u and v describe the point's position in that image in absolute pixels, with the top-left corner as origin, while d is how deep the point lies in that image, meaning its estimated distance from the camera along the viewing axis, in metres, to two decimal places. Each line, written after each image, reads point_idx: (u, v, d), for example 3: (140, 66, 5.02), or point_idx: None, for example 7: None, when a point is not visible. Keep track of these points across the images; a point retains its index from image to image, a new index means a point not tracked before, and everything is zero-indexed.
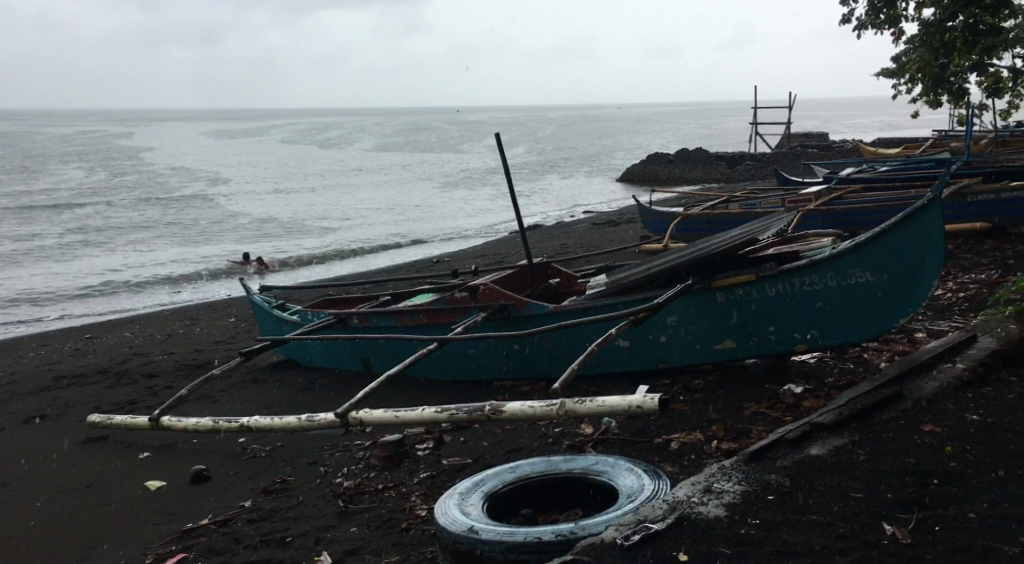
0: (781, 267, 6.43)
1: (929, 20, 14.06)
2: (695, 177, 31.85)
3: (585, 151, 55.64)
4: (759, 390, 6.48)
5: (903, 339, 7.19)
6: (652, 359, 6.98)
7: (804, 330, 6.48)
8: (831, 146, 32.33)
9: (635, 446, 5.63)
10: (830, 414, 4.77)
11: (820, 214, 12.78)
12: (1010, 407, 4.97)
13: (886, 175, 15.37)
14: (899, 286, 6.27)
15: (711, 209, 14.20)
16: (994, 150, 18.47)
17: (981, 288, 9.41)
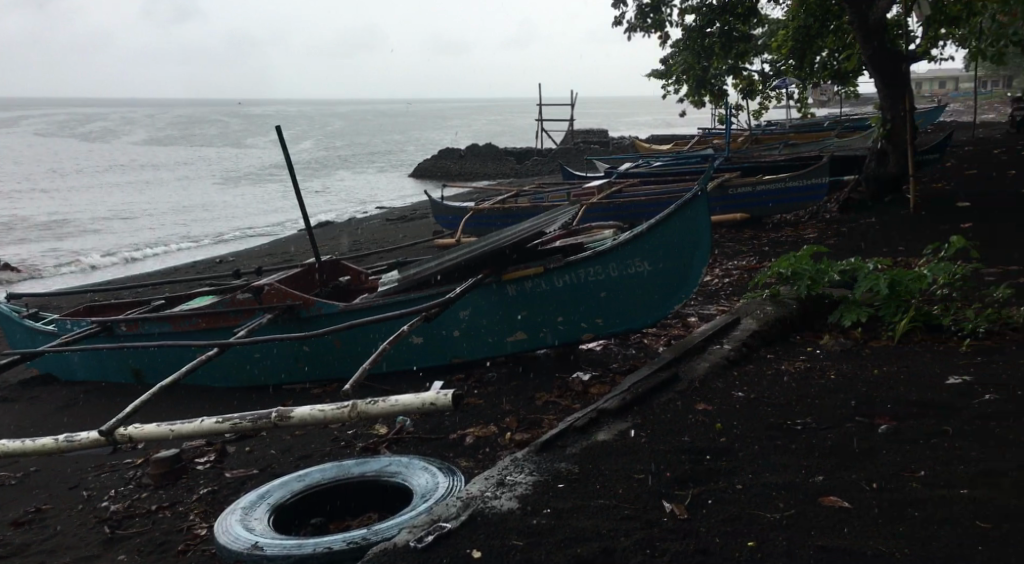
0: (567, 260, 6.61)
1: (689, 26, 15.21)
2: (485, 172, 32.41)
3: (376, 146, 55.11)
4: (548, 379, 6.63)
5: (678, 323, 7.64)
6: (446, 354, 6.97)
7: (590, 319, 6.71)
8: (611, 142, 33.98)
9: (430, 443, 5.59)
10: (614, 400, 4.96)
11: (602, 206, 13.36)
12: (771, 383, 5.39)
13: (660, 169, 16.39)
14: (673, 274, 6.66)
15: (500, 203, 14.47)
16: (752, 146, 20.12)
17: (743, 274, 10.19)
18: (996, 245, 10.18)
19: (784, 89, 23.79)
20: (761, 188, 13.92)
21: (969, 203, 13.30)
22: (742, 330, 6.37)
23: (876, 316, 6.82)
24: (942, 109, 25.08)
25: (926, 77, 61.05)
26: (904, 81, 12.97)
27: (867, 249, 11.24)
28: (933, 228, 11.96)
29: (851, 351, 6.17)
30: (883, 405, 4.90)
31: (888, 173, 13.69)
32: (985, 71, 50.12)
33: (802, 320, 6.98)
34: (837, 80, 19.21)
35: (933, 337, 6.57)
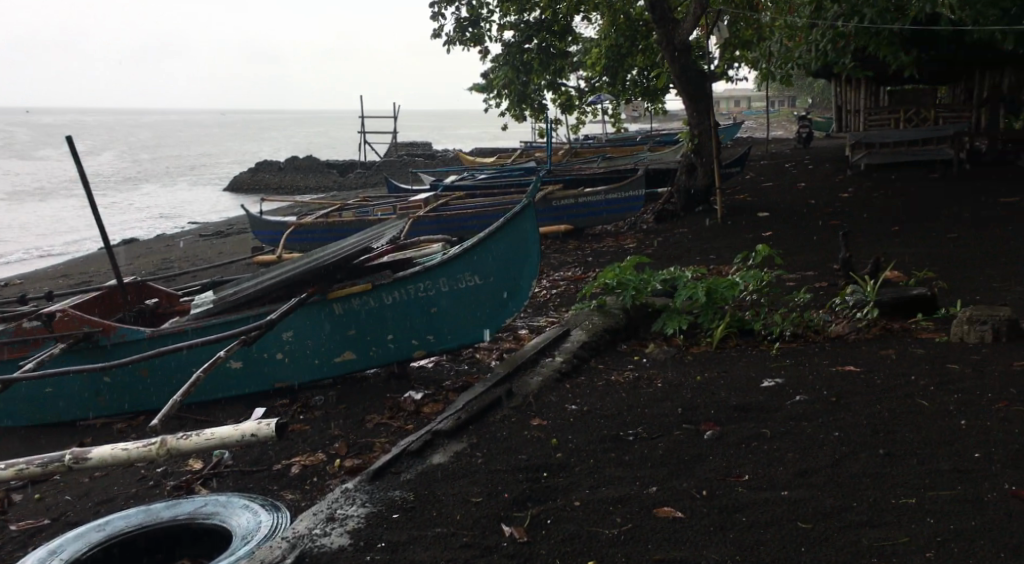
0: (396, 276, 6.39)
1: (508, 41, 15.65)
2: (306, 185, 31.56)
3: (188, 159, 52.52)
4: (378, 399, 6.38)
5: (508, 337, 7.60)
6: (269, 380, 6.57)
7: (421, 336, 6.54)
8: (434, 155, 33.97)
9: (253, 476, 5.22)
10: (449, 421, 4.80)
11: (428, 219, 13.23)
12: (602, 394, 5.41)
13: (484, 182, 16.48)
14: (502, 287, 6.65)
15: (323, 218, 14.04)
16: (571, 159, 20.64)
17: (569, 285, 10.34)
18: (797, 251, 10.87)
19: (599, 105, 24.63)
20: (582, 200, 14.24)
21: (771, 213, 14.17)
22: (572, 343, 6.40)
23: (695, 323, 7.05)
24: (741, 125, 26.78)
25: (725, 95, 65.21)
26: (707, 97, 13.69)
27: (682, 258, 11.72)
28: (741, 236, 12.64)
29: (675, 359, 6.31)
30: (707, 411, 5.01)
31: (697, 185, 14.39)
32: (776, 89, 54.11)
33: (626, 329, 7.12)
34: (648, 96, 20.08)
35: (746, 342, 6.86)
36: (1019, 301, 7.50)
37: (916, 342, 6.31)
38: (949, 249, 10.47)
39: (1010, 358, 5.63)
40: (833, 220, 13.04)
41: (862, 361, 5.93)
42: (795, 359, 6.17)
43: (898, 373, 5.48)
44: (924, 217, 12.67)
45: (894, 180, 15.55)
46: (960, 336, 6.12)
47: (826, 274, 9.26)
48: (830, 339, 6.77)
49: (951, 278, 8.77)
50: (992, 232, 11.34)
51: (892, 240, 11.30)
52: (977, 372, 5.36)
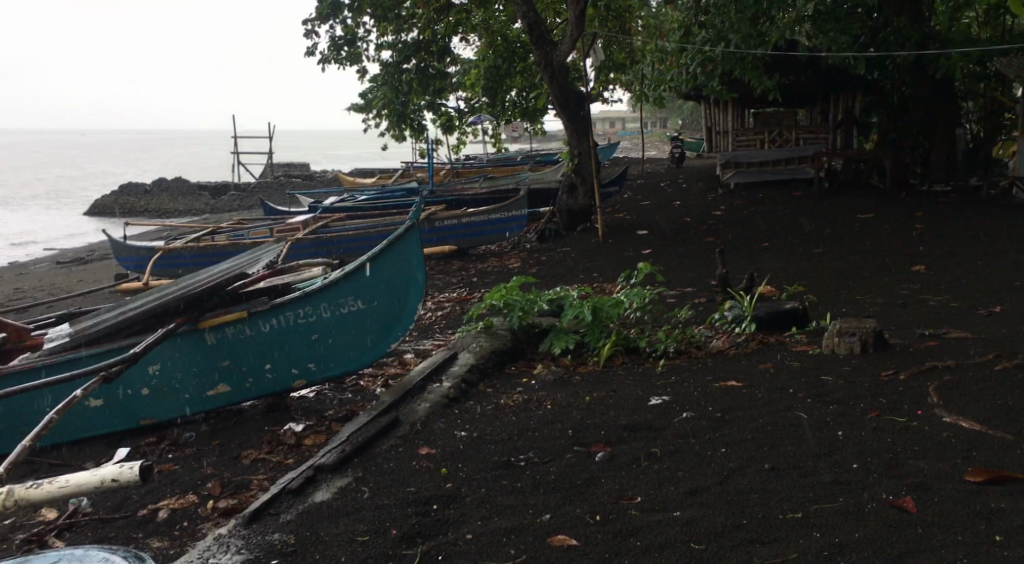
0: (272, 302, 6.15)
1: (386, 61, 15.43)
2: (178, 208, 30.36)
3: (47, 182, 49.78)
4: (255, 433, 6.08)
5: (392, 362, 7.40)
6: (134, 416, 6.25)
7: (301, 365, 6.29)
8: (312, 176, 33.31)
9: (115, 524, 4.96)
10: (332, 455, 4.58)
11: (307, 242, 12.87)
12: (491, 418, 5.28)
13: (365, 203, 16.20)
14: (388, 312, 6.42)
15: (195, 242, 13.47)
16: (453, 180, 20.58)
17: (454, 306, 10.23)
18: (674, 268, 11.11)
19: (479, 126, 24.70)
20: (464, 220, 14.14)
21: (649, 231, 14.46)
22: (459, 367, 6.25)
23: (580, 342, 7.02)
24: (618, 145, 27.37)
25: (601, 116, 66.61)
26: (585, 117, 13.91)
27: (565, 276, 11.78)
28: (622, 254, 12.84)
29: (563, 380, 6.25)
30: (597, 431, 4.95)
31: (578, 205, 14.58)
32: (650, 109, 55.71)
33: (513, 351, 7.02)
34: (528, 116, 20.26)
35: (632, 360, 6.89)
36: (884, 312, 7.83)
37: (792, 355, 6.47)
38: (817, 264, 10.90)
39: (879, 367, 5.83)
40: (708, 237, 13.41)
41: (742, 375, 6.03)
42: (679, 375, 6.22)
43: (777, 386, 5.59)
44: (792, 233, 13.18)
45: (763, 197, 16.16)
46: (831, 348, 6.30)
47: (704, 290, 9.47)
48: (711, 354, 6.87)
49: (821, 291, 9.11)
50: (855, 246, 11.88)
51: (764, 255, 11.69)
52: (851, 382, 5.51)
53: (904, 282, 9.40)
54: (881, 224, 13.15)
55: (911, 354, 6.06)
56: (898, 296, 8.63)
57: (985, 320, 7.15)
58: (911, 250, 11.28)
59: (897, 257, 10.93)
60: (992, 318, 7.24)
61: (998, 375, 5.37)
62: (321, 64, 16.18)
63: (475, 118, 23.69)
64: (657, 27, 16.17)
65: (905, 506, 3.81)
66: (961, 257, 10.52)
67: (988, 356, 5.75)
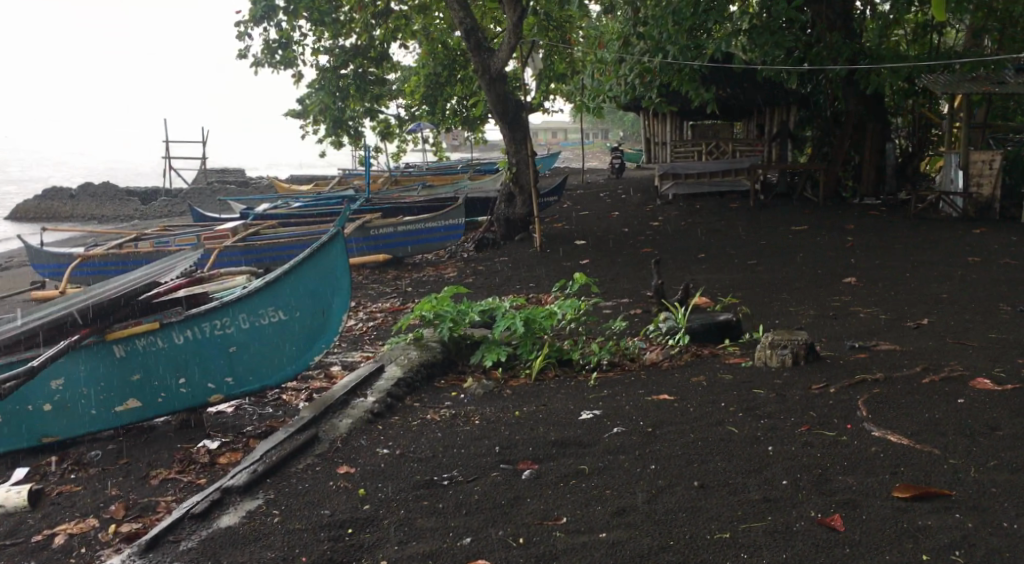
0: (186, 313, 5.89)
1: (323, 66, 15.11)
2: (106, 214, 29.44)
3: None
4: (168, 451, 5.79)
5: (318, 375, 7.16)
6: (35, 434, 5.97)
7: (218, 379, 6.05)
8: (248, 182, 32.67)
9: (6, 550, 4.76)
10: (243, 475, 4.36)
11: (236, 249, 12.51)
12: (415, 435, 5.09)
13: (298, 210, 15.83)
14: (311, 324, 6.24)
15: (118, 248, 13.01)
16: (390, 188, 20.30)
17: (387, 316, 10.00)
18: (609, 279, 11.08)
19: (418, 133, 24.46)
20: (400, 228, 13.88)
21: (586, 241, 14.41)
22: (385, 381, 6.03)
23: (513, 355, 6.86)
24: (558, 154, 27.39)
25: (544, 126, 66.74)
26: (523, 125, 13.81)
27: (501, 286, 11.64)
28: (558, 264, 12.75)
29: (494, 394, 6.07)
30: (525, 448, 4.80)
31: (516, 214, 14.46)
32: (590, 120, 56.05)
33: (443, 363, 6.82)
34: (467, 124, 20.09)
35: (565, 372, 6.76)
36: (815, 324, 7.85)
37: (723, 367, 6.41)
38: (751, 275, 10.95)
39: (809, 380, 5.79)
40: (644, 248, 13.41)
41: (674, 388, 5.94)
42: (611, 388, 6.11)
43: (707, 400, 5.51)
44: (727, 244, 13.25)
45: (700, 209, 16.26)
46: (763, 361, 6.26)
47: (639, 301, 9.42)
48: (644, 366, 6.78)
49: (753, 303, 9.12)
50: (788, 258, 11.98)
51: (699, 267, 11.71)
52: (781, 395, 5.46)
53: (835, 294, 9.47)
54: (814, 236, 13.31)
55: (841, 367, 6.04)
56: (828, 308, 8.68)
57: (914, 333, 7.20)
58: (842, 262, 11.41)
59: (829, 269, 11.04)
60: (921, 329, 7.30)
61: (926, 388, 5.35)
62: (255, 68, 15.80)
63: (414, 126, 23.42)
64: (596, 37, 16.15)
65: (834, 525, 3.73)
66: (890, 270, 10.67)
67: (915, 369, 5.75)
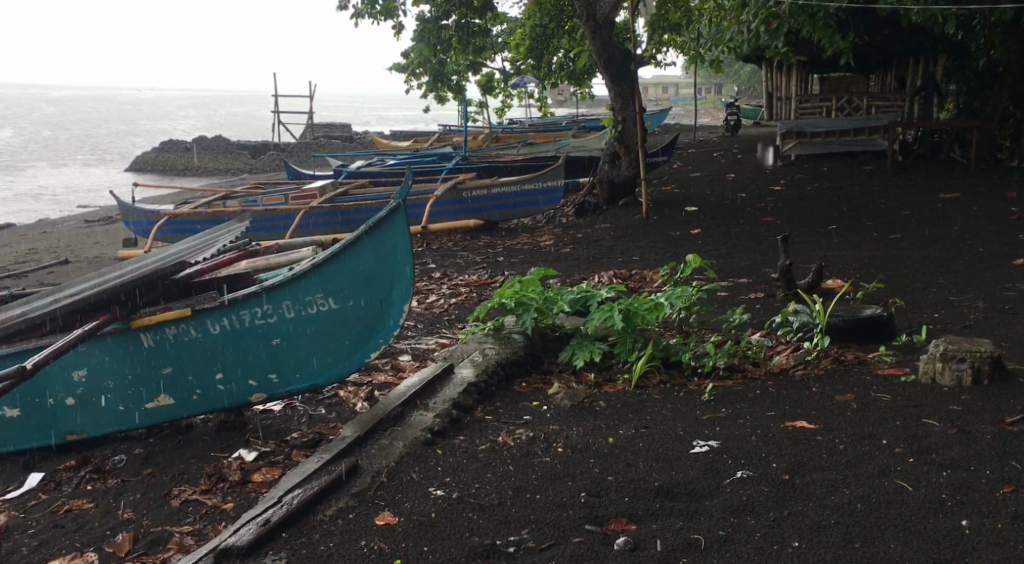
0: (223, 297, 4.80)
1: (423, 16, 13.94)
2: (214, 168, 29.32)
3: (92, 138, 49.32)
4: (196, 460, 4.71)
5: (384, 365, 6.14)
6: (56, 432, 5.03)
7: (260, 376, 4.92)
8: (352, 138, 32.17)
9: None
10: (251, 530, 3.46)
11: (323, 210, 11.67)
12: (480, 468, 4.00)
13: (391, 168, 14.92)
14: (368, 315, 5.03)
15: (203, 206, 12.24)
16: (491, 146, 19.14)
17: (471, 292, 8.94)
18: (729, 255, 9.74)
19: (523, 88, 23.23)
20: (494, 191, 12.78)
21: (699, 207, 12.99)
22: (452, 388, 4.94)
23: (609, 353, 5.75)
24: (668, 111, 25.65)
25: (653, 82, 63.76)
26: (630, 78, 12.54)
27: (601, 259, 10.43)
28: (666, 234, 11.43)
29: (584, 407, 4.93)
30: (618, 497, 3.67)
31: (621, 176, 13.17)
32: (704, 76, 53.22)
33: (524, 362, 5.76)
34: (574, 81, 18.67)
35: (671, 378, 5.57)
36: (986, 328, 6.45)
37: (876, 383, 5.18)
38: (894, 253, 9.45)
39: (995, 412, 4.56)
40: (765, 217, 11.92)
41: (814, 411, 4.72)
42: (732, 406, 4.88)
43: (862, 435, 4.27)
44: (864, 214, 11.65)
45: (828, 171, 14.54)
46: (931, 376, 5.05)
47: (762, 286, 8.09)
48: (771, 373, 5.55)
49: (902, 292, 7.69)
50: (939, 232, 10.38)
51: (831, 242, 10.20)
52: (964, 433, 4.21)
53: (1004, 282, 7.98)
54: (967, 206, 11.60)
55: None
56: (997, 303, 7.23)
57: None
58: (1004, 239, 9.77)
59: (990, 247, 9.42)
60: None
61: None
62: (354, 18, 14.87)
63: (518, 80, 22.18)
64: None
65: None
66: None
67: None
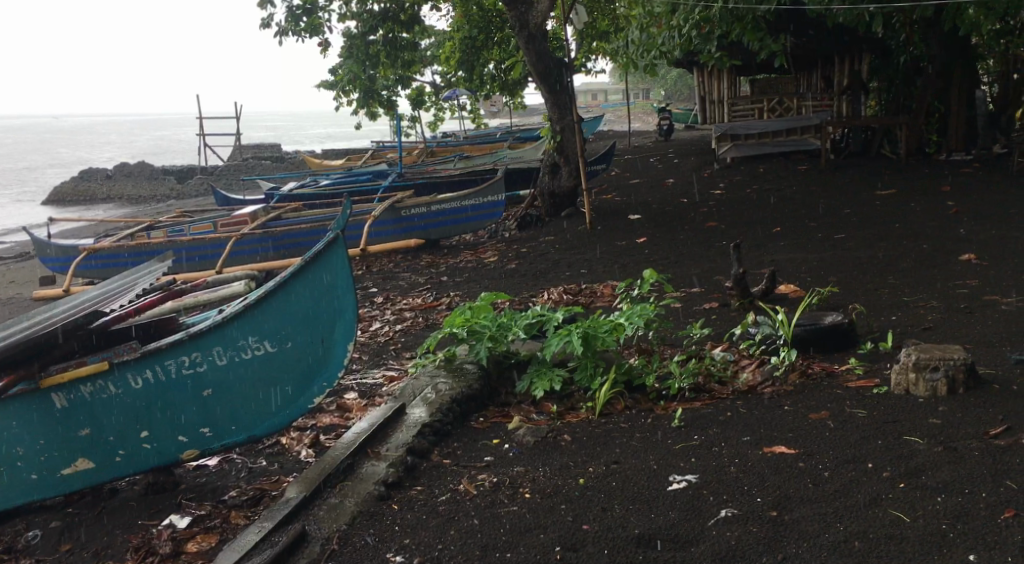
0: (144, 348, 4.31)
1: (350, 32, 13.51)
2: (138, 195, 28.30)
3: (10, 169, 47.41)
4: (123, 530, 4.23)
5: (329, 404, 5.71)
6: None
7: (191, 431, 4.45)
8: (283, 157, 31.43)
9: None
10: None
11: (255, 237, 11.15)
12: (442, 525, 3.66)
13: (325, 189, 14.43)
14: (310, 357, 4.62)
15: (127, 239, 11.46)
16: (427, 161, 18.73)
17: (416, 317, 8.55)
18: (677, 264, 9.54)
19: (456, 101, 22.89)
20: (434, 208, 12.39)
21: (642, 215, 12.81)
22: (405, 430, 4.55)
23: (569, 380, 5.44)
24: (602, 118, 25.57)
25: (584, 89, 63.94)
26: (568, 87, 12.21)
27: (549, 274, 10.14)
28: (612, 244, 11.20)
29: (548, 443, 4.59)
30: (598, 551, 3.44)
31: (563, 187, 12.92)
32: (633, 81, 53.59)
33: (480, 395, 5.41)
34: (507, 92, 18.38)
35: (636, 404, 5.28)
36: (945, 330, 6.32)
37: (849, 397, 4.94)
38: (842, 253, 9.37)
39: (977, 423, 4.36)
40: (710, 222, 11.76)
41: (791, 432, 4.47)
42: (704, 432, 4.60)
43: (847, 459, 4.03)
44: (808, 214, 11.59)
45: (766, 172, 14.52)
46: (905, 388, 4.85)
47: (716, 296, 7.87)
48: (739, 392, 5.30)
49: (856, 295, 7.56)
50: (882, 229, 10.35)
51: (778, 245, 10.08)
52: (951, 450, 4.00)
53: (955, 278, 7.90)
54: (906, 201, 11.63)
55: (1014, 401, 4.58)
56: (953, 301, 7.14)
57: None
58: (947, 234, 9.77)
59: (936, 243, 9.40)
60: None
61: None
62: (279, 35, 14.36)
63: (450, 93, 21.83)
64: None
65: None
66: (1012, 243, 9.06)
67: None
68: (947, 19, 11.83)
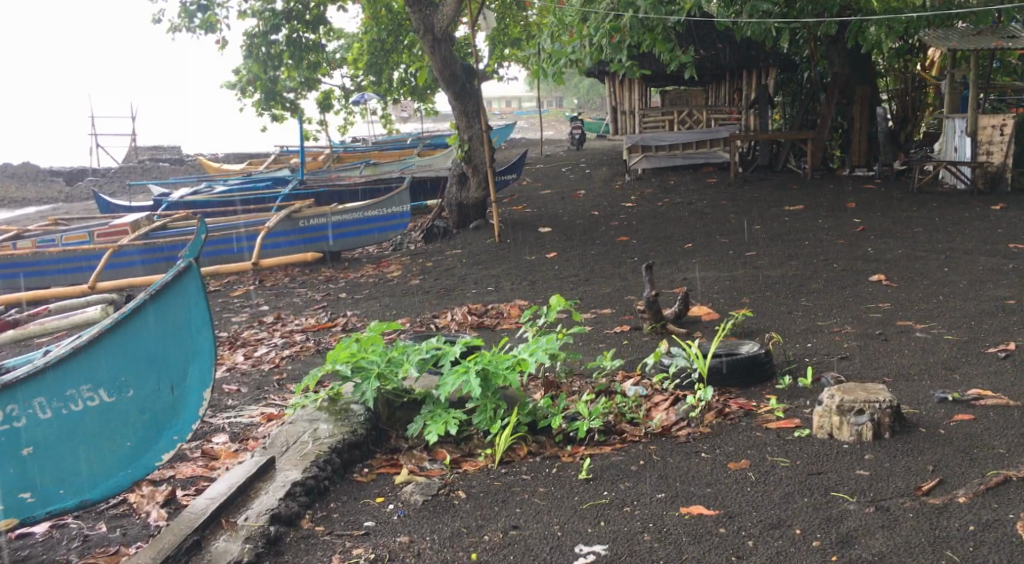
0: None
1: (249, 30, 12.60)
2: (22, 196, 26.52)
3: None
4: None
5: (194, 450, 5.02)
6: None
7: (8, 497, 3.71)
8: (183, 160, 29.99)
9: None
10: None
11: (134, 249, 10.25)
12: None
13: (219, 196, 13.52)
14: (154, 407, 3.99)
15: None
16: (331, 168, 17.90)
17: (306, 340, 7.86)
18: (588, 283, 9.08)
19: (364, 105, 22.11)
20: (333, 218, 11.65)
21: (552, 228, 12.37)
22: (269, 491, 3.92)
23: (467, 422, 4.88)
24: (514, 125, 25.13)
25: (497, 95, 63.65)
26: (474, 95, 11.79)
27: (453, 291, 9.57)
28: (520, 260, 10.71)
29: (437, 501, 4.03)
30: None
31: (470, 199, 12.37)
32: (547, 88, 53.49)
33: (366, 440, 4.80)
34: (416, 98, 17.74)
35: (540, 449, 4.76)
36: (864, 361, 5.99)
37: (769, 442, 4.52)
38: (755, 272, 9.08)
39: (907, 474, 3.98)
40: (621, 237, 11.38)
41: (709, 486, 4.02)
42: (613, 485, 4.11)
43: (770, 523, 3.62)
44: (719, 230, 11.33)
45: (676, 185, 14.28)
46: (828, 431, 4.45)
47: (628, 319, 7.41)
48: (653, 434, 4.81)
49: (771, 320, 7.22)
50: (793, 247, 10.15)
51: (690, 263, 9.75)
52: (881, 511, 3.63)
53: (867, 301, 7.66)
54: (815, 218, 11.49)
55: (943, 448, 4.23)
56: (868, 327, 6.87)
57: (1008, 384, 5.37)
58: (857, 252, 9.61)
59: (846, 262, 9.22)
60: (1003, 377, 5.51)
61: None
62: (171, 31, 13.37)
63: (358, 97, 21.05)
64: None
65: None
66: (921, 263, 8.93)
67: None
68: (851, 37, 11.80)
